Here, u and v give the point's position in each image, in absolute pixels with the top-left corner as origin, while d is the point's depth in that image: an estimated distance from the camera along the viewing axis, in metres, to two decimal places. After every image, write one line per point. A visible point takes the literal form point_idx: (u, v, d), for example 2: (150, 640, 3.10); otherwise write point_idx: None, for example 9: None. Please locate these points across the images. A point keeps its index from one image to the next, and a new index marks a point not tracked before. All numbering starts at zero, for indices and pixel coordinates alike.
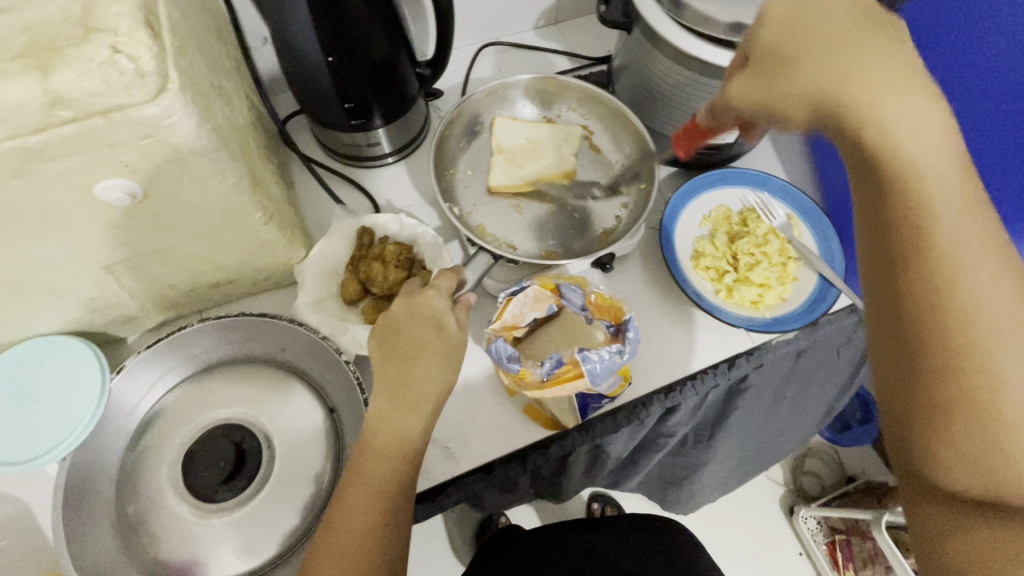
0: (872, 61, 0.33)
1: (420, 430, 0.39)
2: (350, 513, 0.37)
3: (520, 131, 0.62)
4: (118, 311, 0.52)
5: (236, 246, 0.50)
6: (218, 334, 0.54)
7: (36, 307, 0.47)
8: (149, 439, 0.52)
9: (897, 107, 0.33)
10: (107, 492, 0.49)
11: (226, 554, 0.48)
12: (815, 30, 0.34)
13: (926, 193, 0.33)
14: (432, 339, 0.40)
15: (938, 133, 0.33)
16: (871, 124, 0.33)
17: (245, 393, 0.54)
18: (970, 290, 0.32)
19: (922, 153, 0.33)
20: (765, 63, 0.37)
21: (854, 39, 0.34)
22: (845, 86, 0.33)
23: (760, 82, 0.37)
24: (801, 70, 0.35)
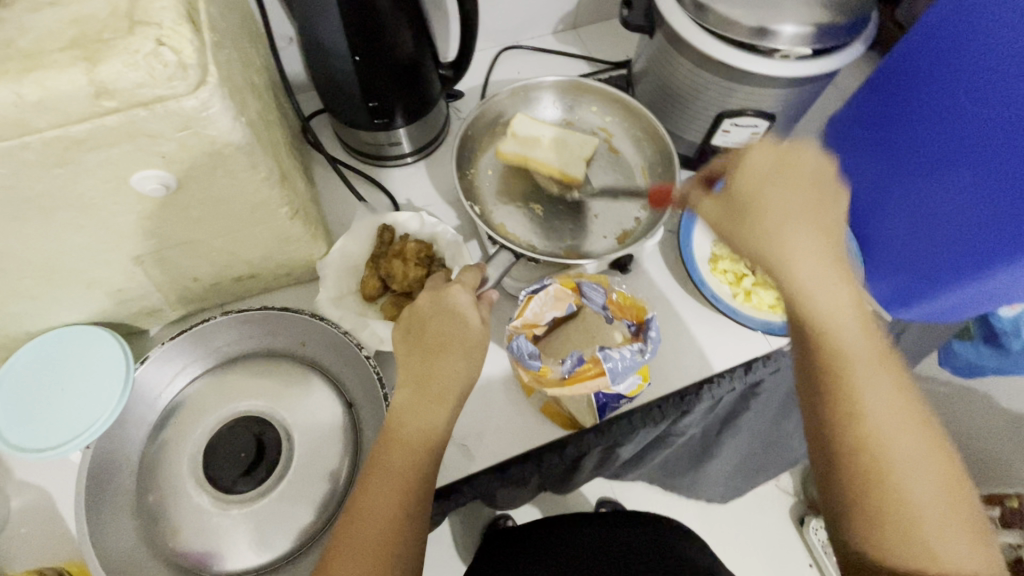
0: (802, 236, 0.41)
1: (443, 423, 0.40)
2: (374, 503, 0.38)
3: (540, 126, 0.61)
4: (143, 303, 0.52)
5: (261, 241, 0.51)
6: (239, 327, 0.54)
7: (65, 297, 0.47)
8: (170, 430, 0.52)
9: (816, 275, 0.40)
10: (127, 481, 0.50)
11: (242, 547, 0.48)
12: (774, 197, 0.41)
13: (841, 338, 0.39)
14: (458, 333, 0.41)
15: (844, 291, 0.40)
16: (796, 281, 0.40)
17: (265, 386, 0.54)
18: (876, 420, 0.38)
19: (837, 310, 0.40)
20: (732, 210, 0.43)
21: (791, 203, 0.41)
22: (785, 249, 0.40)
23: (721, 221, 0.44)
24: (755, 229, 0.41)
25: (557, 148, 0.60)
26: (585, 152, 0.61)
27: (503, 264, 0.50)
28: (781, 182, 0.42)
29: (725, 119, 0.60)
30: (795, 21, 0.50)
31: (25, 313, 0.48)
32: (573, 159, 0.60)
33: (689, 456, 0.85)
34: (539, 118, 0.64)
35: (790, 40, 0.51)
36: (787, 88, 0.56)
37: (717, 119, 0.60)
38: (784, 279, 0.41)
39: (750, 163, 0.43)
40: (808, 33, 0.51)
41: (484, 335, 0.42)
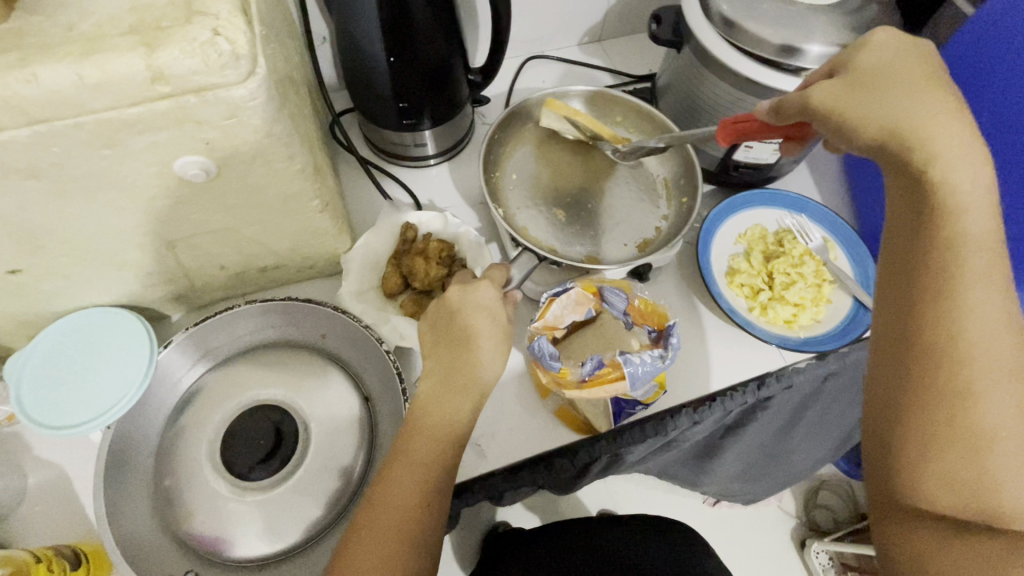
0: (937, 106, 0.35)
1: (466, 414, 0.40)
2: (397, 489, 0.38)
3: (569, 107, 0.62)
4: (170, 287, 0.53)
5: (289, 232, 0.52)
6: (262, 316, 0.55)
7: (97, 277, 0.48)
8: (188, 414, 0.53)
9: (955, 156, 0.34)
10: (145, 462, 0.50)
11: (253, 535, 0.49)
12: (894, 70, 0.37)
13: (961, 222, 0.34)
14: (484, 328, 0.41)
15: (983, 175, 0.34)
16: (925, 159, 0.35)
17: (284, 376, 0.55)
18: (974, 321, 0.33)
19: (967, 201, 0.34)
20: (842, 83, 0.38)
21: (929, 84, 0.36)
22: (913, 115, 0.35)
23: (850, 92, 0.37)
24: (862, 97, 0.37)
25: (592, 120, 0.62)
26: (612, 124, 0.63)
27: (527, 266, 0.51)
28: (912, 66, 0.37)
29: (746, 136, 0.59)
30: (821, 41, 0.52)
31: (56, 291, 0.48)
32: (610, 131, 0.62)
33: (691, 460, 0.85)
34: None
35: (816, 59, 0.52)
36: None
37: None
38: (911, 157, 0.35)
39: (872, 43, 0.38)
40: (833, 54, 0.52)
41: (507, 333, 0.42)
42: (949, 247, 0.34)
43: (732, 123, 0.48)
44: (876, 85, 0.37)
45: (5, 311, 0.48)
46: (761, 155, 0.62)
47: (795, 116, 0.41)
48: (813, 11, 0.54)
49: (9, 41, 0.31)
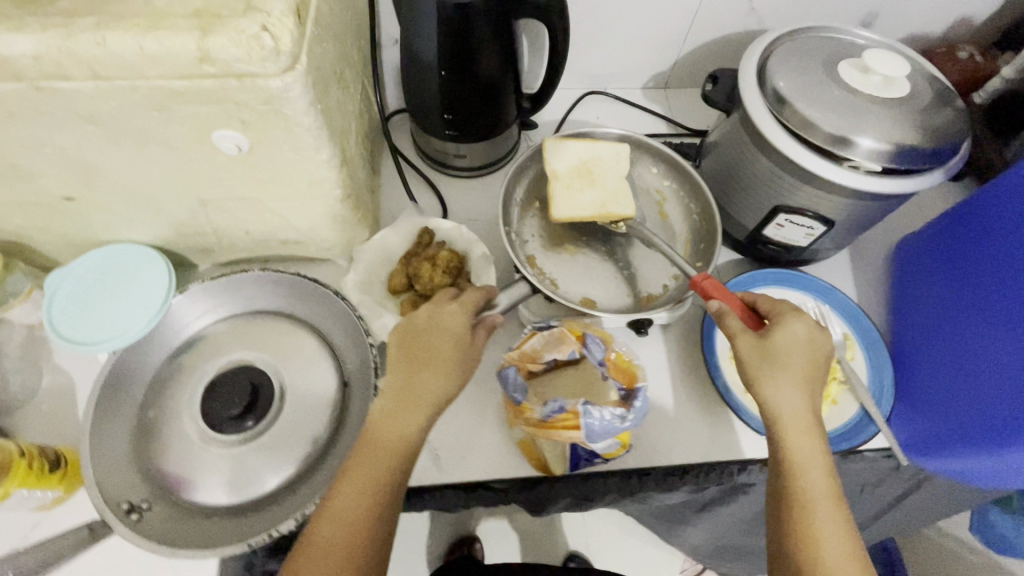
0: (795, 386, 0.46)
1: (417, 431, 0.42)
2: (345, 502, 0.40)
3: (575, 153, 0.60)
4: (199, 241, 0.58)
5: (311, 214, 0.55)
6: (270, 285, 0.59)
7: (137, 218, 0.54)
8: (186, 359, 0.57)
9: (799, 425, 0.45)
10: (137, 393, 0.55)
11: (211, 485, 0.52)
12: (792, 355, 0.46)
13: (805, 483, 0.43)
14: (447, 348, 0.44)
15: (822, 444, 0.45)
16: (782, 426, 0.45)
17: (275, 344, 0.58)
18: (827, 557, 0.40)
19: (810, 461, 0.44)
20: (751, 342, 0.48)
21: (797, 358, 0.46)
22: (781, 392, 0.46)
23: (751, 350, 0.48)
24: (755, 359, 0.47)
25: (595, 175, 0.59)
26: (620, 173, 0.60)
27: (517, 294, 0.52)
28: (792, 343, 0.47)
29: (780, 213, 0.59)
30: (874, 137, 0.50)
31: (102, 222, 0.54)
32: (617, 194, 0.58)
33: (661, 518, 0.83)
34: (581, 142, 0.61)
35: (864, 153, 0.51)
36: (850, 200, 0.54)
37: (772, 211, 0.59)
38: (776, 426, 0.45)
39: (786, 322, 0.48)
40: (883, 152, 0.50)
41: (476, 352, 0.46)
42: (803, 499, 0.43)
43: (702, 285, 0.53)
44: (774, 360, 0.46)
45: (57, 230, 0.54)
46: (792, 236, 0.61)
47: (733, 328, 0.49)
48: (874, 104, 0.52)
49: (94, 7, 0.36)
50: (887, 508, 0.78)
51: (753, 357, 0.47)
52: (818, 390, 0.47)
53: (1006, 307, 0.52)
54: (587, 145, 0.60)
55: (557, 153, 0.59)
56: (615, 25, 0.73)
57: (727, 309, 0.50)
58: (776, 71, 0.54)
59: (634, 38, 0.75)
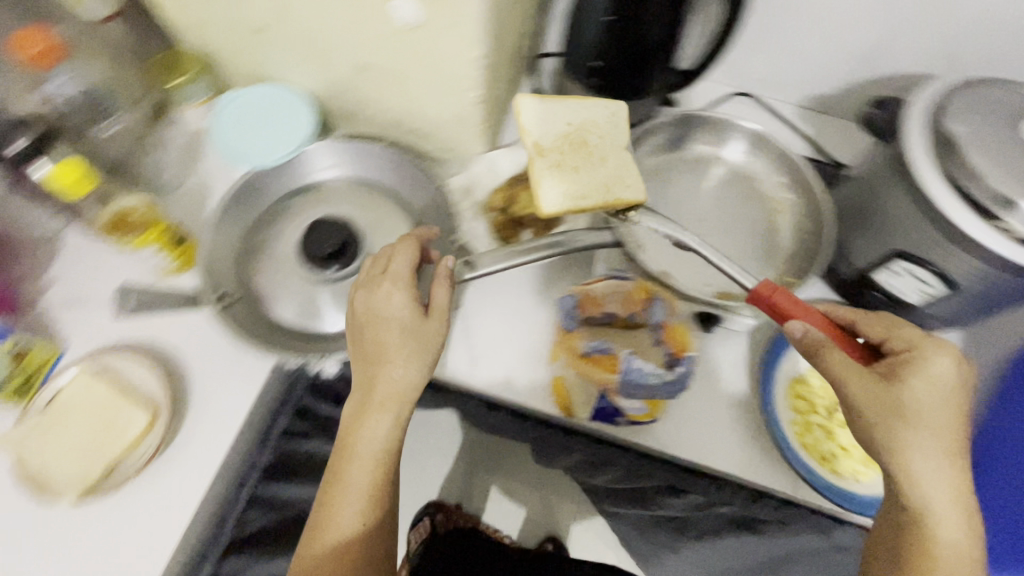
0: (932, 454, 0.41)
1: (392, 431, 0.48)
2: (341, 514, 0.47)
3: (558, 117, 0.57)
4: (344, 104, 0.65)
5: (444, 108, 0.59)
6: (388, 163, 0.64)
7: (304, 65, 0.61)
8: (298, 200, 0.65)
9: (937, 494, 0.41)
10: (254, 211, 0.63)
11: (284, 307, 0.59)
12: (931, 414, 0.42)
13: (940, 548, 0.41)
14: (394, 336, 0.49)
15: (963, 515, 0.41)
16: (914, 495, 0.42)
17: (372, 214, 0.64)
18: None
19: (947, 536, 0.41)
20: (879, 391, 0.43)
21: (937, 419, 0.42)
22: (919, 458, 0.41)
23: (879, 404, 0.43)
24: (886, 415, 0.42)
25: (590, 144, 0.57)
26: (618, 143, 0.57)
27: (600, 239, 0.53)
28: (930, 395, 0.42)
29: (900, 259, 0.55)
30: None
31: (277, 60, 0.62)
32: (617, 174, 0.55)
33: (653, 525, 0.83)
34: (561, 108, 0.58)
35: None
36: (987, 268, 0.49)
37: (890, 256, 0.56)
38: (906, 494, 0.42)
39: (926, 369, 0.43)
40: None
41: (444, 319, 0.50)
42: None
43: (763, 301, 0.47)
44: (908, 416, 0.42)
45: (242, 56, 0.63)
46: (904, 287, 0.57)
47: (845, 371, 0.44)
48: None
49: None
50: None
51: (879, 409, 0.42)
52: (962, 456, 0.42)
53: None
54: (569, 108, 0.58)
55: (524, 112, 0.57)
56: (792, 29, 0.70)
57: (823, 340, 0.45)
58: (955, 110, 0.49)
59: (810, 48, 0.71)
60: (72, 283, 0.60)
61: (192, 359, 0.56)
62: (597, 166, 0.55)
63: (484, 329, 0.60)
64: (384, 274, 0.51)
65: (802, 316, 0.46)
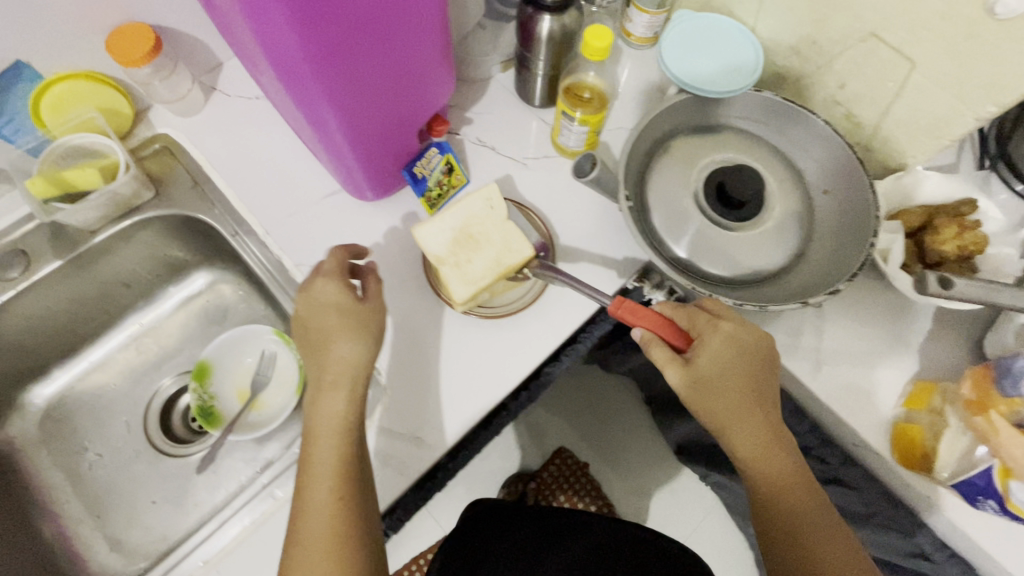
0: (727, 402, 0.49)
1: (343, 413, 0.48)
2: (311, 501, 0.46)
3: (441, 227, 0.56)
4: (797, 61, 0.63)
5: (923, 109, 0.55)
6: (817, 139, 0.61)
7: (797, 9, 0.59)
8: (708, 137, 0.64)
9: (749, 437, 0.49)
10: (666, 132, 0.64)
11: (669, 229, 0.60)
12: (722, 379, 0.49)
13: (772, 481, 0.48)
14: (334, 320, 0.49)
15: (768, 445, 0.49)
16: (736, 447, 0.49)
17: (775, 180, 0.62)
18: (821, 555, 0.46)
19: (772, 473, 0.49)
20: (677, 372, 0.50)
21: (722, 364, 0.49)
22: (725, 413, 0.49)
23: (687, 376, 0.49)
24: (690, 383, 0.49)
25: (478, 237, 0.55)
26: (501, 216, 0.56)
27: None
28: (714, 347, 0.49)
29: None
30: None
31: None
32: (507, 239, 0.55)
33: None
34: (441, 218, 0.56)
35: None
36: None
37: None
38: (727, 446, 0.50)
39: (710, 337, 0.50)
40: None
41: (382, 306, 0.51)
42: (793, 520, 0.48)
43: (623, 316, 0.50)
44: (706, 375, 0.49)
45: None
46: None
47: (665, 349, 0.50)
48: None
49: None
50: None
51: (683, 385, 0.49)
52: (761, 407, 0.49)
53: None
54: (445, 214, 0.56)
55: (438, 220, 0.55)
56: None
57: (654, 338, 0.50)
58: None
59: None
60: (495, 129, 0.66)
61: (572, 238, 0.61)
62: (490, 255, 0.55)
63: (837, 340, 0.58)
64: (318, 272, 0.51)
65: (643, 322, 0.50)
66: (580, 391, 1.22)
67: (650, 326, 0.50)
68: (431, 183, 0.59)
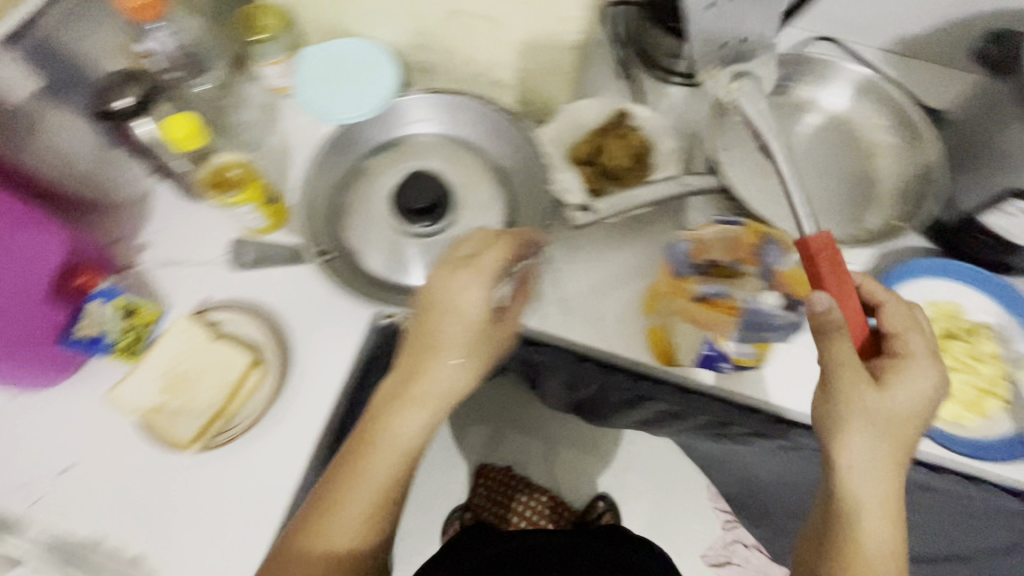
0: (901, 425, 0.46)
1: (393, 469, 0.47)
2: (344, 514, 0.46)
3: (144, 383, 0.52)
4: (427, 55, 0.64)
5: (536, 54, 0.59)
6: (469, 115, 0.63)
7: (392, 11, 0.59)
8: (385, 156, 0.63)
9: (884, 460, 0.45)
10: (344, 167, 0.62)
11: (384, 263, 0.59)
12: (905, 418, 0.46)
13: (873, 509, 0.45)
14: (453, 324, 0.48)
15: (890, 479, 0.45)
16: (850, 457, 0.45)
17: (460, 168, 0.63)
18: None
19: (877, 495, 0.45)
20: (859, 386, 0.45)
21: (925, 403, 0.47)
22: (894, 443, 0.46)
23: (878, 389, 0.46)
24: (877, 409, 0.45)
25: (188, 372, 0.53)
26: (207, 340, 0.54)
27: (706, 184, 0.56)
28: (915, 386, 0.47)
29: (1011, 198, 0.52)
30: None
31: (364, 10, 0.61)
32: (219, 357, 0.53)
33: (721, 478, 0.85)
34: (134, 374, 0.52)
35: None
36: None
37: (1004, 195, 0.53)
38: (840, 458, 0.46)
39: (922, 387, 0.47)
40: None
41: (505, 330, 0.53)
42: (876, 530, 0.45)
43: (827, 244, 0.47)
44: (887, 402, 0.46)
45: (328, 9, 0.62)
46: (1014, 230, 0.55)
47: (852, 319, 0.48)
48: None
49: None
50: None
51: (856, 402, 0.45)
52: (904, 455, 0.46)
53: None
54: (146, 370, 0.53)
55: (140, 373, 0.52)
56: None
57: (842, 319, 0.44)
58: None
59: None
60: (174, 243, 0.60)
61: (294, 312, 0.57)
62: (207, 381, 0.53)
63: (575, 285, 0.61)
64: (468, 263, 0.49)
65: (843, 283, 0.47)
66: (465, 410, 1.21)
67: (839, 279, 0.47)
68: (111, 335, 0.53)
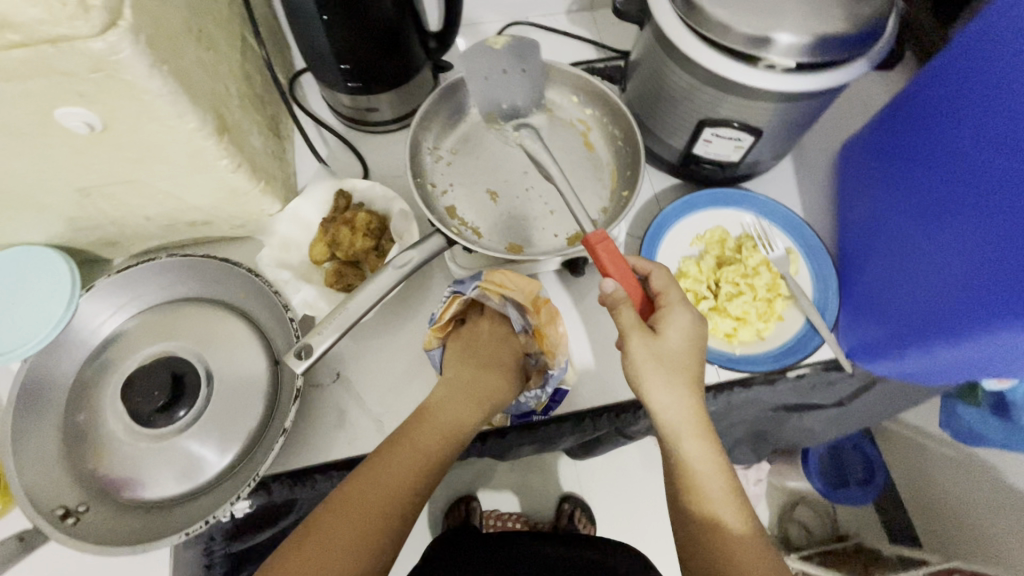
0: (683, 354, 0.46)
1: (400, 499, 0.44)
2: (338, 529, 0.42)
3: None
4: (98, 234, 0.55)
5: (207, 193, 0.52)
6: (177, 274, 0.57)
7: (19, 219, 0.51)
8: (107, 359, 0.56)
9: (666, 391, 0.45)
10: (64, 395, 0.54)
11: (153, 479, 0.51)
12: (678, 351, 0.46)
13: (682, 440, 0.45)
14: (495, 353, 0.58)
15: (684, 402, 0.45)
16: (649, 401, 0.45)
17: (196, 331, 0.56)
18: (711, 503, 0.43)
19: (681, 425, 0.45)
20: (649, 347, 0.45)
21: (695, 329, 0.47)
22: (683, 372, 0.45)
23: (646, 340, 0.45)
24: (645, 356, 0.45)
25: None
26: None
27: (432, 249, 0.50)
28: (676, 321, 0.46)
29: (705, 128, 0.54)
30: (795, 29, 0.43)
31: None
32: None
33: None
34: None
35: (783, 50, 0.43)
36: (779, 104, 0.49)
37: (697, 126, 0.55)
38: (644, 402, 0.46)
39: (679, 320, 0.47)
40: (806, 48, 0.43)
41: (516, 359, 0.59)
42: (690, 461, 0.44)
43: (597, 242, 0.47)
44: (660, 352, 0.45)
45: None
46: (723, 151, 0.57)
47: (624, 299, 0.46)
48: None
49: None
50: (863, 417, 0.74)
51: (635, 354, 0.45)
52: (696, 378, 0.46)
53: (955, 189, 0.47)
54: None
55: None
56: None
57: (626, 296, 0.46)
58: None
59: None
60: None
61: None
62: None
63: (375, 388, 0.57)
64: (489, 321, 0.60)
65: (614, 269, 0.47)
66: None
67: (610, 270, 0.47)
68: None
